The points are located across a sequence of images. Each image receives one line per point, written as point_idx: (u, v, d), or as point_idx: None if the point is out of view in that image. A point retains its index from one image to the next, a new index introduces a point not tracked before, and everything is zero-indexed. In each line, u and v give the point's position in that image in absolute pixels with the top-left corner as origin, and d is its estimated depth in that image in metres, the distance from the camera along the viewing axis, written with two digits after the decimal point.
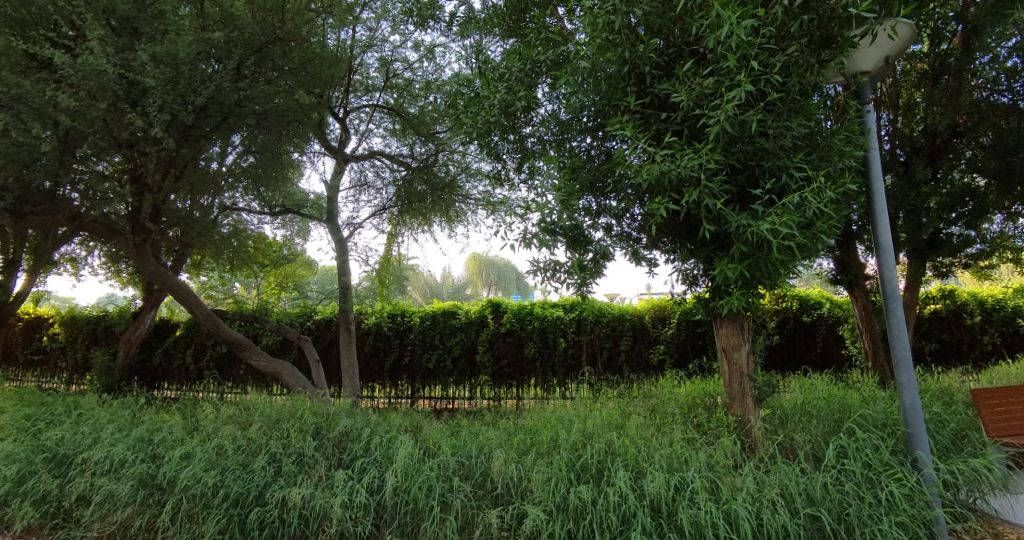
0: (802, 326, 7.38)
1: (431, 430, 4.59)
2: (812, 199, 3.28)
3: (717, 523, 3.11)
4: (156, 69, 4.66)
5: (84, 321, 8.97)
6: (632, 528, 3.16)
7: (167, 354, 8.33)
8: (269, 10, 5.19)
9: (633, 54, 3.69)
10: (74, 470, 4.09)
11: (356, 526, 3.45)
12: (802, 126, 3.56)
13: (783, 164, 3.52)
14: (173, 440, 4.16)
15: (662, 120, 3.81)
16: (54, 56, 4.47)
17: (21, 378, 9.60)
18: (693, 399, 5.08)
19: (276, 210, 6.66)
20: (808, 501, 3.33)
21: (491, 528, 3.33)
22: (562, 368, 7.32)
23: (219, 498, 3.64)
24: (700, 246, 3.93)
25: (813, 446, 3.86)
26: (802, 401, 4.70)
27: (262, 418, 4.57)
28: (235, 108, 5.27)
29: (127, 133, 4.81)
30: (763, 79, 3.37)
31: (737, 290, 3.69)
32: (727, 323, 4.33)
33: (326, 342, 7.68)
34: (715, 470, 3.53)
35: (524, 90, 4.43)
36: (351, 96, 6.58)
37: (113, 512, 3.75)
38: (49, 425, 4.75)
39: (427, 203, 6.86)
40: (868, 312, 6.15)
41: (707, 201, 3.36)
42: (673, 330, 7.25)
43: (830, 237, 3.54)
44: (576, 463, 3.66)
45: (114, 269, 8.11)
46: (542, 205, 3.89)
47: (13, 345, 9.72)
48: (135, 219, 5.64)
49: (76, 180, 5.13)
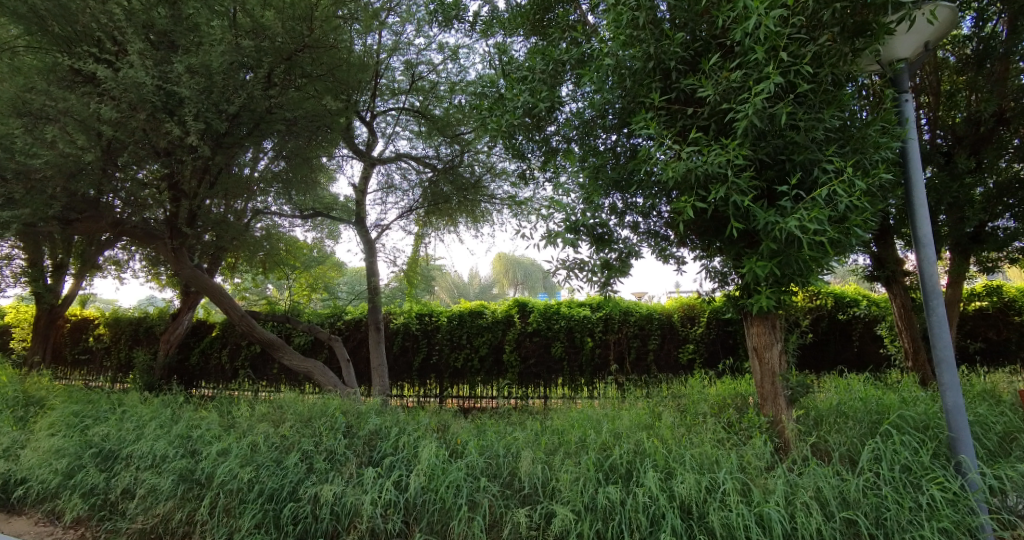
0: (837, 325, 7.14)
1: (457, 429, 4.65)
2: (843, 194, 3.19)
3: (749, 524, 3.05)
4: (191, 79, 4.85)
5: (127, 321, 9.40)
6: (662, 529, 3.13)
7: (204, 354, 8.65)
8: (298, 19, 5.35)
9: (658, 49, 3.67)
10: (120, 465, 4.26)
11: (387, 522, 3.52)
12: (834, 118, 3.48)
13: (815, 157, 3.43)
14: (210, 437, 4.33)
15: (688, 116, 3.78)
16: (98, 70, 4.69)
17: (69, 377, 10.08)
18: (723, 399, 5.02)
19: (306, 213, 6.77)
20: (844, 504, 3.24)
21: (520, 527, 3.34)
22: (589, 368, 7.28)
23: (255, 493, 3.75)
24: (728, 244, 3.88)
25: (848, 448, 3.76)
26: (838, 401, 4.58)
27: (295, 415, 4.75)
28: (266, 114, 5.43)
29: (164, 142, 5.00)
30: (793, 70, 3.29)
31: (767, 288, 3.61)
32: (758, 321, 4.29)
33: (355, 342, 7.88)
34: (747, 471, 3.49)
35: (547, 91, 4.47)
36: (377, 99, 6.65)
37: (156, 505, 3.91)
38: (95, 422, 4.94)
39: (453, 204, 6.92)
40: (909, 309, 5.89)
41: (735, 198, 3.30)
42: (703, 329, 7.11)
43: (865, 232, 3.43)
44: (604, 463, 3.64)
45: (153, 272, 8.44)
46: (566, 204, 3.92)
47: (61, 345, 10.19)
48: (173, 224, 5.83)
49: (119, 188, 5.38)
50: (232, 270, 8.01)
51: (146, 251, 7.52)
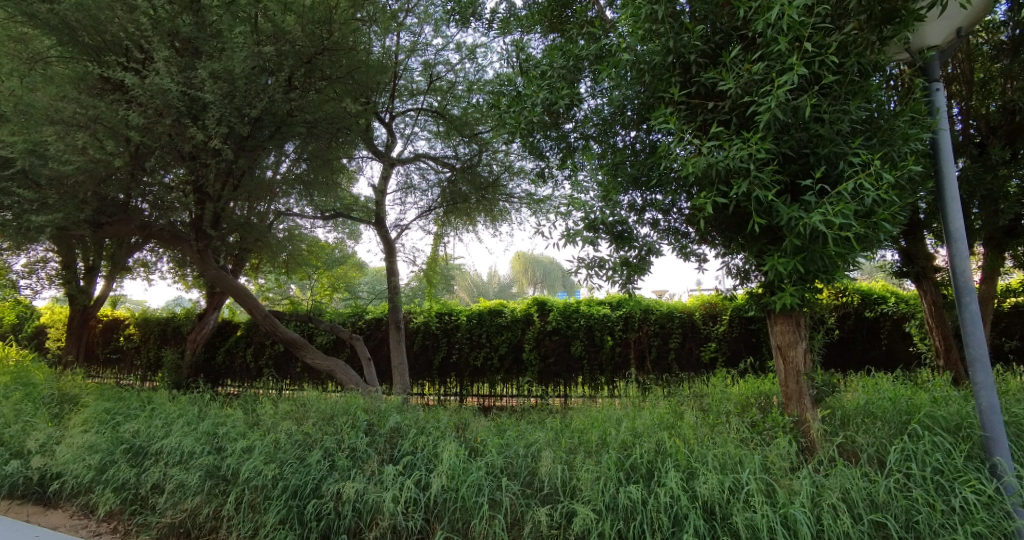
0: (864, 322, 6.94)
1: (477, 427, 4.66)
2: (869, 187, 3.10)
3: (774, 525, 2.99)
4: (215, 85, 4.97)
5: (156, 321, 9.67)
6: (684, 529, 3.08)
7: (230, 353, 8.86)
8: (317, 23, 5.43)
9: (677, 43, 3.62)
10: (149, 461, 4.39)
11: (409, 520, 3.55)
12: (861, 109, 3.38)
13: (841, 150, 3.34)
14: (236, 434, 4.43)
15: (708, 110, 3.72)
16: (126, 77, 4.84)
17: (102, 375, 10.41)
18: (746, 399, 4.93)
19: (327, 214, 6.87)
20: (872, 507, 3.14)
21: (540, 526, 3.33)
22: (609, 367, 7.23)
23: (279, 490, 3.82)
24: (750, 240, 3.81)
25: (877, 449, 3.65)
26: (865, 401, 4.46)
27: (317, 413, 4.84)
28: (287, 117, 5.53)
29: (189, 146, 5.13)
30: (818, 60, 3.20)
31: (791, 285, 3.52)
32: (781, 319, 4.20)
33: (377, 341, 7.97)
34: (771, 471, 3.42)
35: (567, 88, 4.43)
36: (396, 100, 6.70)
37: (184, 500, 4.01)
38: (126, 419, 5.09)
39: (471, 203, 6.95)
40: (940, 306, 5.70)
41: (757, 192, 3.23)
42: (725, 327, 6.99)
43: (893, 227, 3.33)
44: (624, 462, 3.62)
45: (180, 273, 8.66)
46: (584, 201, 3.88)
47: (93, 344, 10.52)
48: (198, 226, 5.97)
49: (148, 192, 5.54)
50: (256, 270, 8.18)
51: (173, 253, 7.72)
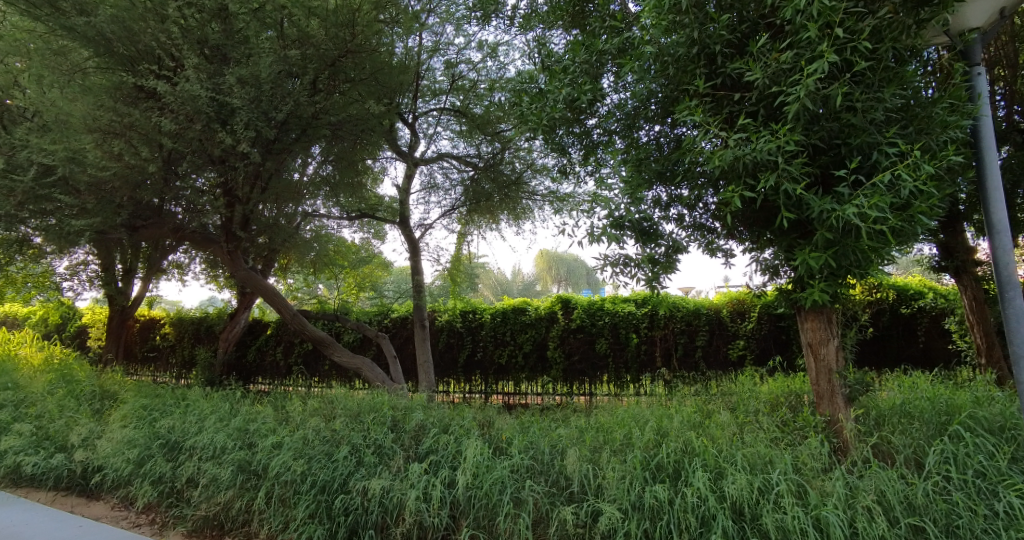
0: (900, 319, 6.68)
1: (501, 425, 4.68)
2: (906, 178, 2.97)
3: (805, 528, 2.90)
4: (242, 90, 5.10)
5: (190, 321, 10.02)
6: (712, 530, 3.02)
7: (261, 351, 9.11)
8: (340, 26, 5.52)
9: (702, 34, 3.55)
10: (184, 455, 4.54)
11: (435, 517, 3.57)
12: (896, 96, 3.26)
13: (874, 140, 3.23)
14: (266, 430, 4.56)
15: (734, 102, 3.64)
16: (158, 85, 5.00)
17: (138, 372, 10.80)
18: (775, 397, 4.81)
19: (353, 215, 6.97)
20: (909, 510, 3.02)
21: (566, 524, 3.32)
22: (634, 365, 7.17)
23: (308, 485, 3.90)
24: (779, 235, 3.71)
25: (914, 451, 3.51)
26: (901, 401, 4.29)
27: (345, 410, 4.93)
28: (313, 120, 5.64)
29: (218, 150, 5.28)
30: (850, 47, 3.09)
31: (821, 281, 3.42)
32: (812, 316, 4.09)
33: (402, 339, 8.07)
34: (803, 472, 3.33)
35: (589, 83, 4.40)
36: (419, 101, 6.76)
37: (217, 493, 4.13)
38: (162, 415, 5.28)
39: (494, 201, 6.96)
40: (980, 302, 5.42)
41: (786, 185, 3.14)
42: (754, 325, 6.83)
43: (930, 219, 3.19)
44: (650, 461, 3.57)
45: (213, 274, 8.93)
46: (609, 198, 3.83)
47: (131, 343, 10.93)
48: (229, 228, 6.14)
49: (181, 196, 5.73)
50: (285, 270, 8.39)
51: (205, 254, 7.97)
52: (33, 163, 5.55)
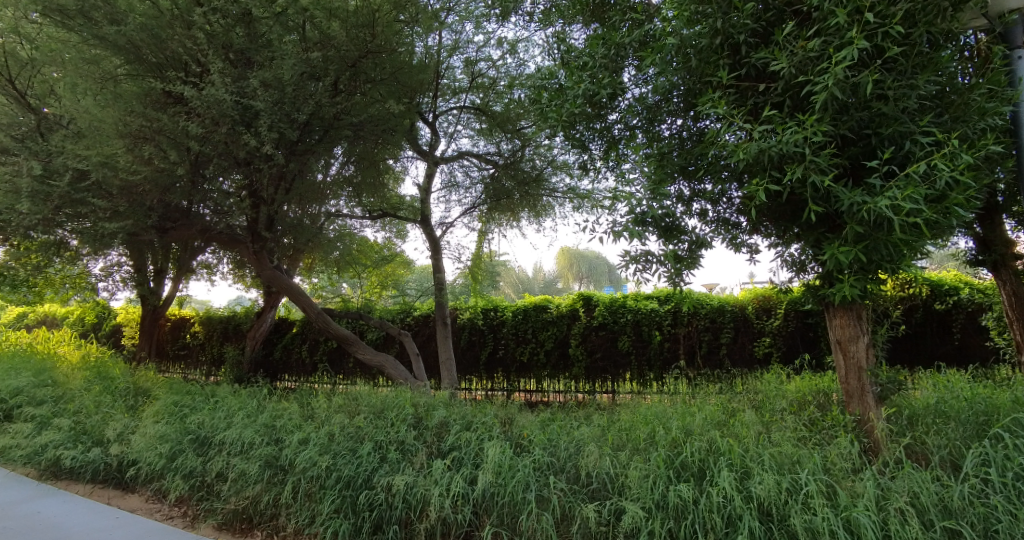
0: (935, 316, 6.46)
1: (523, 423, 4.68)
2: (942, 168, 2.85)
3: (836, 530, 2.81)
4: (266, 93, 5.20)
5: (218, 319, 10.31)
6: (739, 531, 2.97)
7: (287, 349, 9.30)
8: (361, 27, 5.57)
9: (726, 24, 3.47)
10: (214, 450, 4.67)
11: (458, 513, 3.59)
12: (931, 82, 3.14)
13: (907, 128, 3.11)
14: (292, 426, 4.67)
15: (760, 92, 3.55)
16: (186, 90, 5.14)
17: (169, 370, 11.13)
18: (803, 396, 4.70)
19: (375, 214, 7.06)
20: (946, 513, 2.91)
21: (588, 523, 3.30)
22: (657, 362, 7.08)
23: (333, 480, 3.96)
24: (807, 229, 3.61)
25: (951, 452, 3.38)
26: (936, 400, 4.14)
27: (368, 407, 5.01)
28: (334, 121, 5.73)
29: (244, 152, 5.40)
30: (881, 32, 2.97)
31: (851, 276, 3.31)
32: (841, 312, 3.97)
33: (425, 337, 8.15)
34: (832, 473, 3.24)
35: (608, 78, 4.35)
36: (439, 100, 6.79)
37: (246, 488, 4.22)
38: (193, 411, 5.44)
39: (515, 199, 6.96)
40: (1020, 298, 5.16)
41: (814, 178, 3.04)
42: (780, 321, 6.67)
43: (967, 211, 3.06)
44: (674, 460, 3.52)
45: (241, 273, 9.15)
46: (629, 194, 3.77)
47: (163, 341, 11.27)
48: (254, 229, 6.28)
49: (209, 197, 5.88)
50: (310, 270, 8.54)
51: (232, 254, 8.17)
52: (69, 168, 5.77)
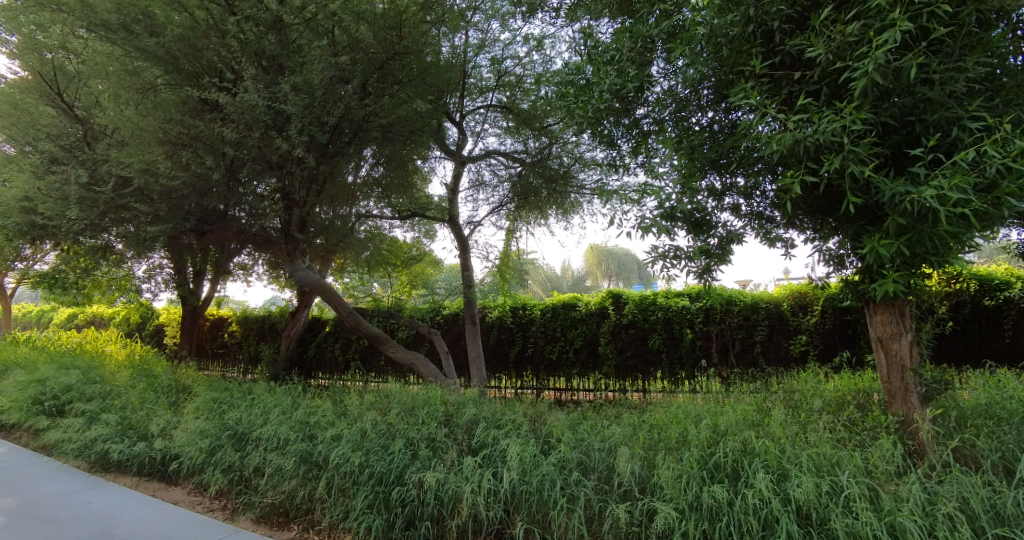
0: (983, 312, 6.16)
1: (551, 421, 4.66)
2: (993, 155, 2.70)
3: (879, 534, 2.71)
4: (297, 97, 5.31)
5: (255, 319, 10.63)
6: (776, 534, 2.88)
7: (320, 347, 9.53)
8: (388, 29, 5.63)
9: (758, 11, 3.36)
10: (251, 445, 4.82)
11: (489, 510, 3.61)
12: (980, 65, 2.98)
13: (954, 114, 2.96)
14: (325, 423, 4.77)
15: (795, 81, 3.43)
16: (221, 97, 5.30)
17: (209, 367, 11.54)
18: (842, 396, 4.54)
19: (405, 214, 7.15)
20: (999, 520, 2.76)
21: (620, 523, 3.26)
22: (689, 361, 6.96)
23: (366, 476, 4.03)
24: (846, 222, 3.48)
25: (1004, 455, 3.21)
26: (987, 401, 3.94)
27: (399, 404, 5.08)
28: (363, 123, 5.81)
29: (277, 156, 5.54)
30: (926, 13, 2.82)
31: (893, 270, 3.17)
32: (882, 308, 3.81)
33: (454, 335, 8.22)
34: (874, 476, 3.12)
35: (635, 71, 4.28)
36: (466, 99, 6.82)
37: (282, 483, 4.33)
38: (231, 407, 5.63)
39: (542, 197, 6.95)
40: None
41: (853, 168, 2.92)
42: (817, 319, 6.45)
43: (1020, 201, 2.89)
44: (708, 461, 3.45)
45: (275, 274, 9.41)
46: (658, 189, 3.71)
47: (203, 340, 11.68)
48: (288, 231, 6.44)
49: (245, 200, 6.05)
50: (342, 270, 8.72)
51: (267, 256, 8.42)
52: (113, 175, 6.05)
